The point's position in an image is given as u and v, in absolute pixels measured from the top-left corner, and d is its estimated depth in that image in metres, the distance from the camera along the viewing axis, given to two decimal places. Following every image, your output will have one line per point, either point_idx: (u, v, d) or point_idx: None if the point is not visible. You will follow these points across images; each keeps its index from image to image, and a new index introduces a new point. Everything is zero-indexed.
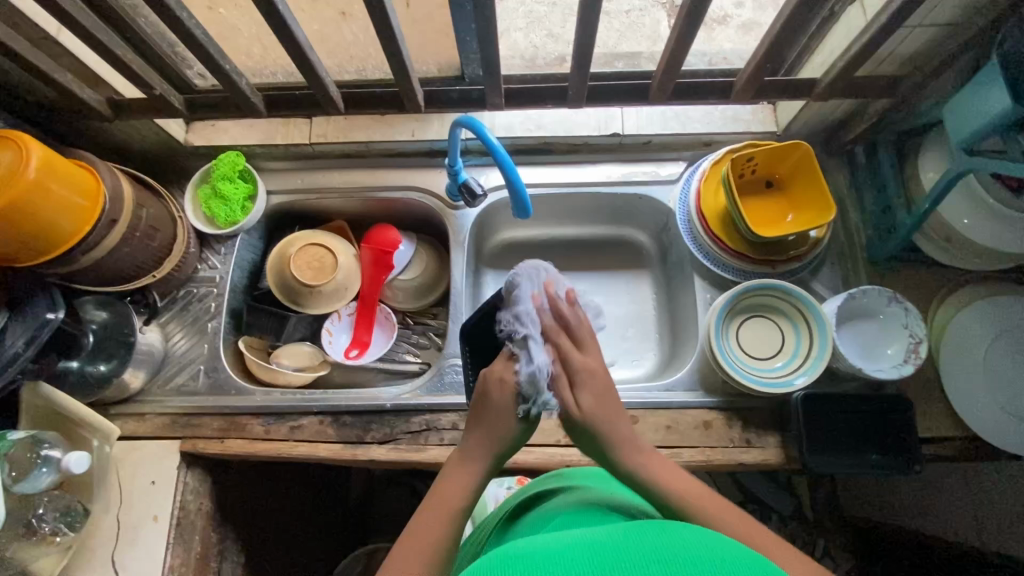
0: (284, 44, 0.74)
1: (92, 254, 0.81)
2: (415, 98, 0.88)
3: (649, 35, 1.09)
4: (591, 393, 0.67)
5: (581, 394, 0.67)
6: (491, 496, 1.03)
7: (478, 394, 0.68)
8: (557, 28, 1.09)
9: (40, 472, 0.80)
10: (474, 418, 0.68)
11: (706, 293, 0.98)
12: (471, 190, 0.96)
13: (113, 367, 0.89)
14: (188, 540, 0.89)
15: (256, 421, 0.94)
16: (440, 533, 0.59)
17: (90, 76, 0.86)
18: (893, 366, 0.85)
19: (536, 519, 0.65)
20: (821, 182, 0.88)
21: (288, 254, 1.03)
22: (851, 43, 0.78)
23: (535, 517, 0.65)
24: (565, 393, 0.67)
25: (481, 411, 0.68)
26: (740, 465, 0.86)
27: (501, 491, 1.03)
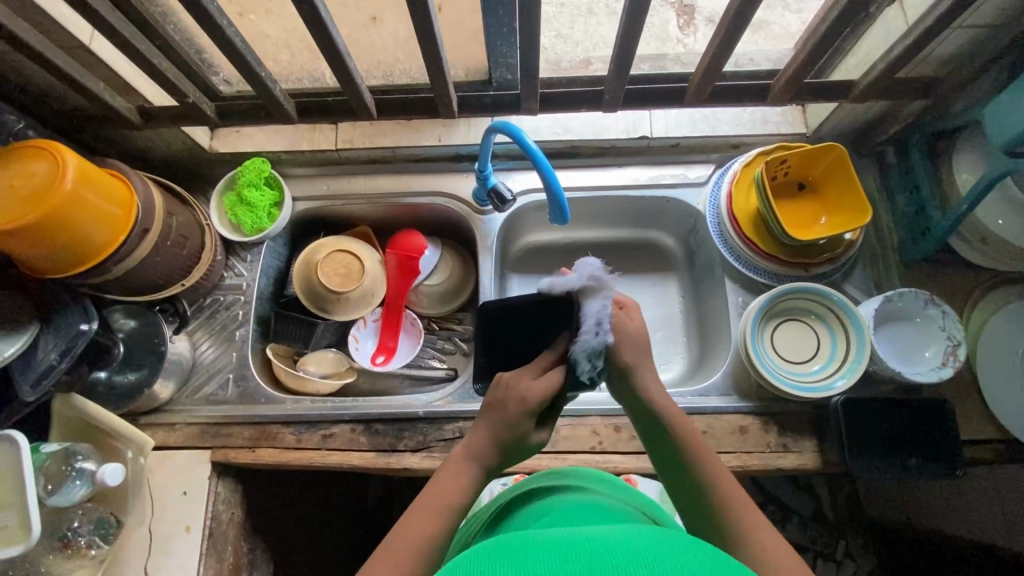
0: (323, 50, 0.73)
1: (125, 264, 0.80)
2: (450, 104, 0.87)
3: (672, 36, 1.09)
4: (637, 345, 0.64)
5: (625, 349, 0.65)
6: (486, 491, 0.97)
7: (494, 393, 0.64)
8: (566, 29, 1.10)
9: (74, 484, 0.79)
10: (484, 415, 0.64)
11: (737, 296, 0.98)
12: (500, 195, 0.95)
13: (142, 376, 0.88)
14: (220, 551, 0.88)
15: (287, 430, 0.93)
16: (432, 531, 0.57)
17: (120, 84, 0.85)
18: (931, 369, 0.84)
19: (535, 511, 0.62)
20: (856, 184, 0.87)
21: (315, 260, 1.03)
22: (891, 44, 0.78)
23: (534, 510, 0.62)
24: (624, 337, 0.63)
25: (494, 411, 0.63)
26: (778, 470, 0.86)
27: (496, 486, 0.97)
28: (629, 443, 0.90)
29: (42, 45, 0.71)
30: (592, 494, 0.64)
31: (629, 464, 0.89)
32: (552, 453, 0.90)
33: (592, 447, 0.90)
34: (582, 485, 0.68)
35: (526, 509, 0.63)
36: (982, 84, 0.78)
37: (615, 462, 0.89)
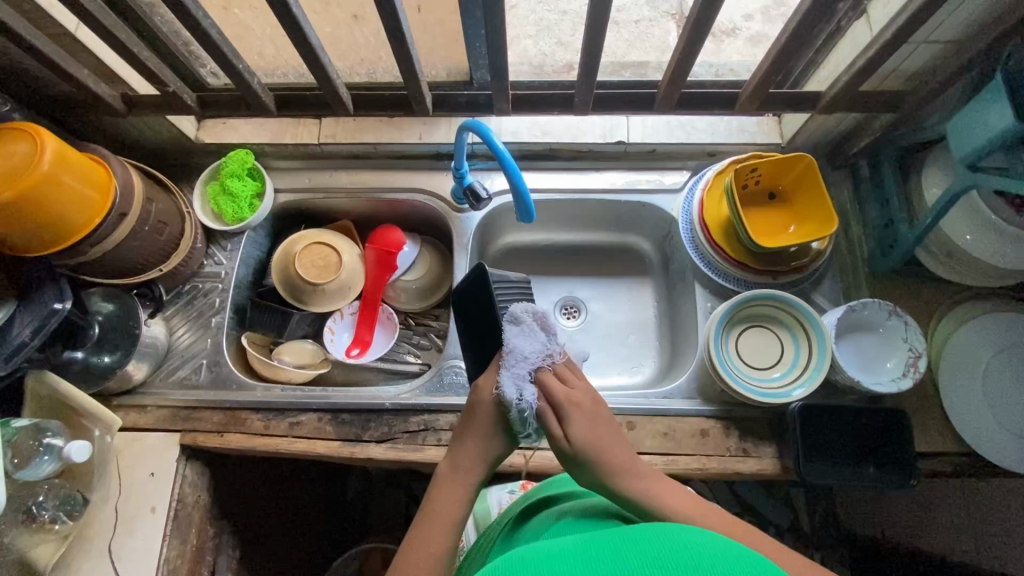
0: (298, 46, 0.75)
1: (102, 247, 0.83)
2: (424, 101, 0.89)
3: (658, 45, 1.10)
4: (582, 427, 0.64)
5: (572, 427, 0.64)
6: (494, 500, 0.93)
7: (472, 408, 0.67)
8: (567, 37, 1.11)
9: (43, 460, 0.81)
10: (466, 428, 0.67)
11: (707, 302, 0.99)
12: (475, 193, 0.97)
13: (117, 358, 0.90)
14: (184, 532, 0.90)
15: (255, 416, 0.94)
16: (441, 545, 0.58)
17: (105, 73, 0.87)
18: (892, 379, 0.85)
19: (542, 523, 0.63)
20: (823, 195, 0.89)
21: (293, 251, 1.05)
22: (856, 57, 0.79)
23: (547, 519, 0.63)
24: (554, 424, 0.65)
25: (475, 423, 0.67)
26: (736, 474, 0.86)
27: (506, 494, 0.93)
28: None
29: (27, 30, 0.74)
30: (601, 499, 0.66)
31: None
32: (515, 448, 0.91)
33: None
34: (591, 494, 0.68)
35: (535, 521, 0.64)
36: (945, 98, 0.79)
37: None
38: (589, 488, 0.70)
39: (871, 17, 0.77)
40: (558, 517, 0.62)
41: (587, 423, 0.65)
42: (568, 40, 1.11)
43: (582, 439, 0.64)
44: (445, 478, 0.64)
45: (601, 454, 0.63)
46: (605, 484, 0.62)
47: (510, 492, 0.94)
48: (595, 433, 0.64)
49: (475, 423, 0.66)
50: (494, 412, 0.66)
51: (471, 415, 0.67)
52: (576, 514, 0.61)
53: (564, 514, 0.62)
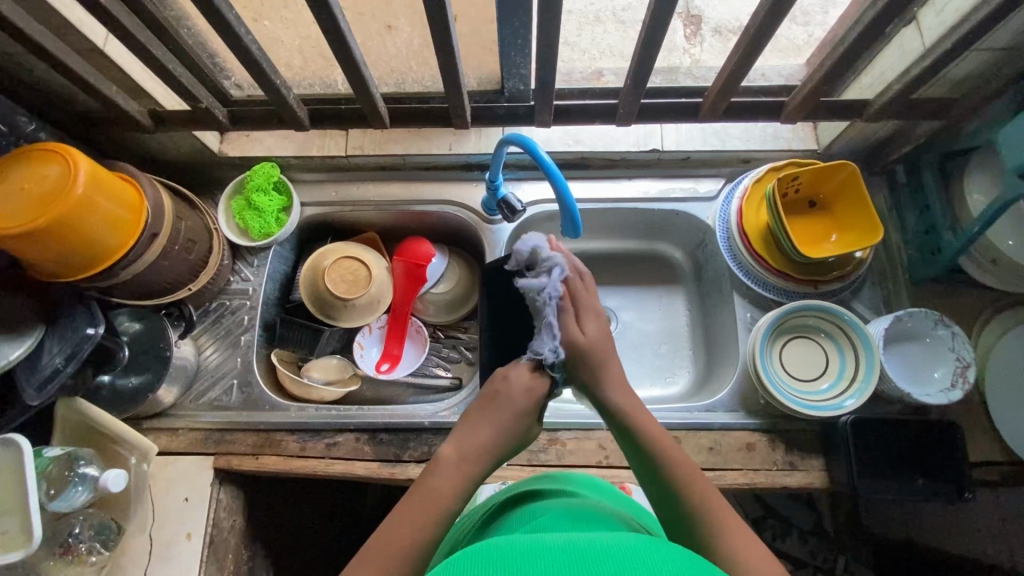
0: (341, 61, 0.74)
1: (133, 269, 0.80)
2: (463, 114, 0.87)
3: (666, 45, 1.08)
4: (596, 325, 0.68)
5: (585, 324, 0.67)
6: None
7: (488, 390, 0.66)
8: (573, 36, 1.09)
9: (75, 489, 0.78)
10: (478, 411, 0.65)
11: (747, 312, 0.97)
12: (510, 205, 0.95)
13: (146, 380, 0.88)
14: (221, 558, 0.88)
15: (291, 438, 0.92)
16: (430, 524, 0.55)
17: (132, 88, 0.85)
18: (940, 391, 0.84)
19: (520, 515, 0.60)
20: (868, 202, 0.87)
21: (322, 266, 1.02)
22: (907, 65, 0.78)
23: (526, 512, 0.61)
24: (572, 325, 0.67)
25: (489, 406, 0.65)
26: (785, 488, 0.85)
27: None
28: None
29: (58, 48, 0.71)
30: (581, 500, 0.63)
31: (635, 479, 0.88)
32: (558, 466, 0.89)
33: (599, 461, 0.90)
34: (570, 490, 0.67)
35: (511, 515, 0.62)
36: (996, 106, 0.78)
37: (620, 477, 0.88)
38: (569, 487, 0.68)
39: (922, 24, 0.76)
40: (542, 510, 0.60)
41: (598, 326, 0.68)
42: (572, 39, 1.09)
43: (594, 337, 0.67)
44: (445, 458, 0.61)
45: (605, 387, 0.67)
46: (600, 398, 0.68)
47: None
48: (606, 341, 0.68)
49: (493, 401, 0.65)
50: (521, 402, 0.65)
51: (494, 397, 0.65)
52: (558, 509, 0.59)
53: (539, 509, 0.60)
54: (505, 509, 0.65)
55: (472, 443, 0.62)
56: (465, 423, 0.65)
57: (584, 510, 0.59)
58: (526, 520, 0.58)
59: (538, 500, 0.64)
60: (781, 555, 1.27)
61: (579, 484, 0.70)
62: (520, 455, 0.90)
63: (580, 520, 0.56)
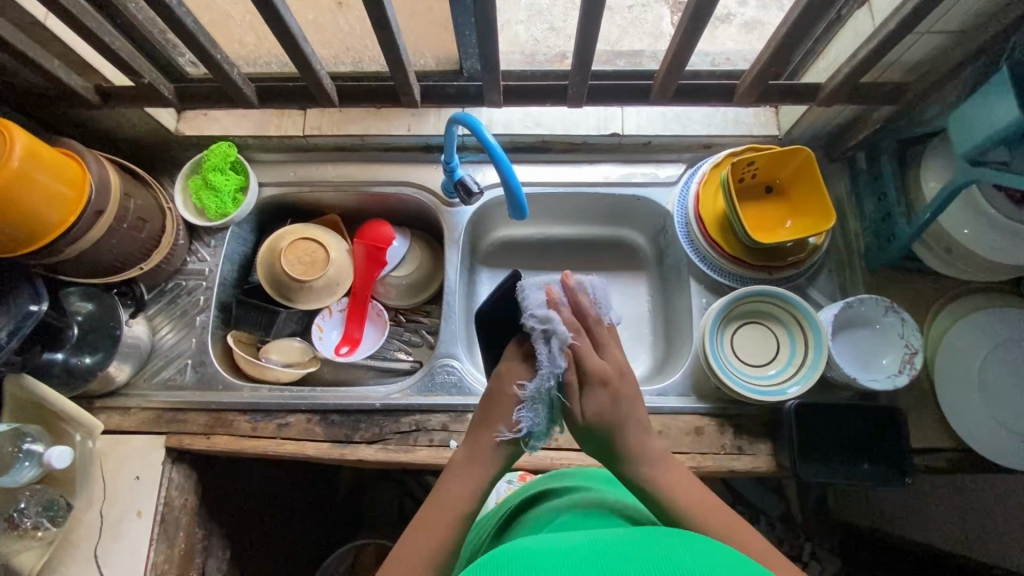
0: (279, 37, 0.72)
1: (77, 246, 0.80)
2: (411, 92, 0.85)
3: (652, 32, 1.06)
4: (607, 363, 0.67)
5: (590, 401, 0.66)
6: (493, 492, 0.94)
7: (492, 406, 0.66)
8: (559, 22, 1.06)
9: (22, 466, 0.79)
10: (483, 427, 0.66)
11: (701, 298, 0.97)
12: (467, 188, 0.93)
13: (98, 359, 0.87)
14: (172, 536, 0.88)
15: (243, 418, 0.92)
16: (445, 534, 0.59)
17: (77, 63, 0.84)
18: (887, 376, 0.85)
19: (537, 520, 0.62)
20: (821, 188, 0.87)
21: (278, 248, 1.02)
22: (857, 48, 0.77)
23: (537, 518, 0.63)
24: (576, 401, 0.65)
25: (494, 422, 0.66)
26: (731, 472, 0.86)
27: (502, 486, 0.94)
28: None
29: None
30: (593, 496, 0.64)
31: (584, 461, 0.88)
32: None
33: (549, 444, 0.90)
34: (583, 486, 0.68)
35: (523, 521, 0.64)
36: (946, 92, 0.78)
37: (570, 460, 0.89)
38: (580, 483, 0.69)
39: (873, 7, 0.75)
40: (554, 514, 0.61)
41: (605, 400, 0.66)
42: (559, 25, 1.06)
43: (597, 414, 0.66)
44: (456, 476, 0.64)
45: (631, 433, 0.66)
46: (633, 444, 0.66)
47: (508, 482, 0.94)
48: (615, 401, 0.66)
49: (491, 420, 0.66)
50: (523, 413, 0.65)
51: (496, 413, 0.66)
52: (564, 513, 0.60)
53: (553, 511, 0.62)
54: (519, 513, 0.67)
55: (473, 463, 0.65)
56: (469, 439, 0.67)
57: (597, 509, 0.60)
58: (536, 527, 0.60)
59: (552, 501, 0.66)
60: None
61: (593, 480, 0.71)
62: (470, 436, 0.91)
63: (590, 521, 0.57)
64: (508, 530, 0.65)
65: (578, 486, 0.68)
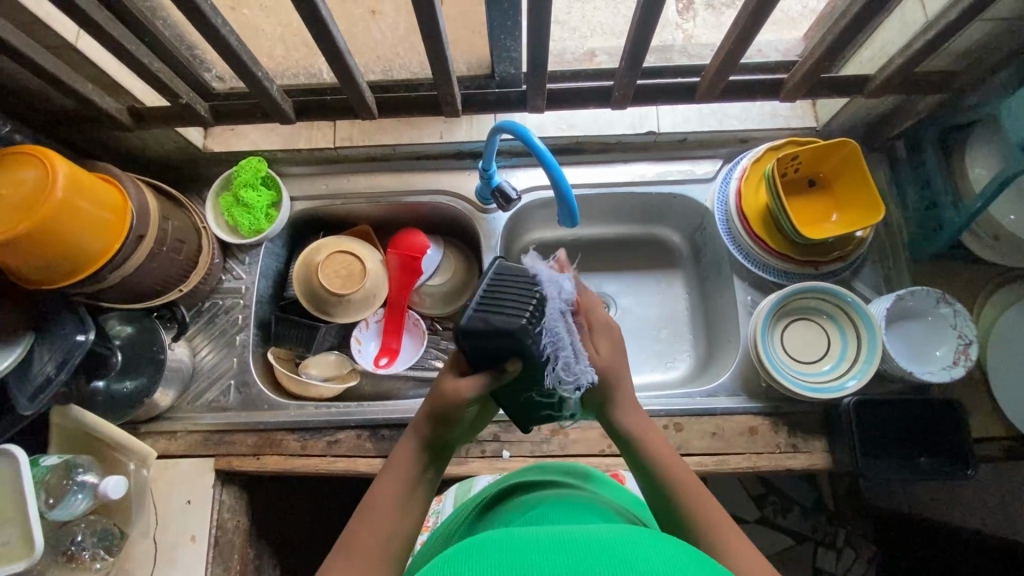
0: (323, 50, 0.71)
1: (121, 272, 0.78)
2: (453, 101, 0.84)
3: None
4: (608, 342, 0.63)
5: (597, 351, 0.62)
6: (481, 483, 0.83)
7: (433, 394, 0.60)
8: (562, 14, 1.02)
9: (75, 497, 0.77)
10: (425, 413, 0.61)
11: (746, 294, 0.96)
12: (504, 194, 0.92)
13: (143, 384, 0.86)
14: (228, 559, 0.87)
15: (291, 437, 0.91)
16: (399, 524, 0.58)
17: (108, 84, 0.82)
18: (942, 368, 0.84)
19: (516, 509, 0.60)
20: (868, 181, 0.86)
21: (314, 262, 1.00)
22: (909, 38, 0.76)
23: (516, 508, 0.60)
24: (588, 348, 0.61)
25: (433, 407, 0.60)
26: (788, 470, 0.85)
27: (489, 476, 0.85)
28: None
29: (27, 46, 0.69)
30: (576, 492, 0.63)
31: None
32: (561, 457, 0.89)
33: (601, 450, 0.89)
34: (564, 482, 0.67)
35: (504, 508, 0.62)
36: (998, 79, 0.77)
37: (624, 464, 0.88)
38: (565, 479, 0.68)
39: None
40: (535, 503, 0.60)
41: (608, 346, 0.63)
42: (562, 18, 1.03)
43: (607, 361, 0.62)
44: (389, 480, 0.60)
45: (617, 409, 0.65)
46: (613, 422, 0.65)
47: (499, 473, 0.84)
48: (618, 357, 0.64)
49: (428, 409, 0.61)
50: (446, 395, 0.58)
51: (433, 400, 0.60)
52: (552, 501, 0.59)
53: (535, 501, 0.60)
54: (500, 500, 0.65)
55: (399, 463, 0.61)
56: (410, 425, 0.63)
57: (579, 501, 0.60)
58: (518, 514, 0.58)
59: (530, 491, 0.64)
60: (781, 531, 1.26)
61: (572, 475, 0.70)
62: (522, 446, 0.90)
63: (570, 513, 0.56)
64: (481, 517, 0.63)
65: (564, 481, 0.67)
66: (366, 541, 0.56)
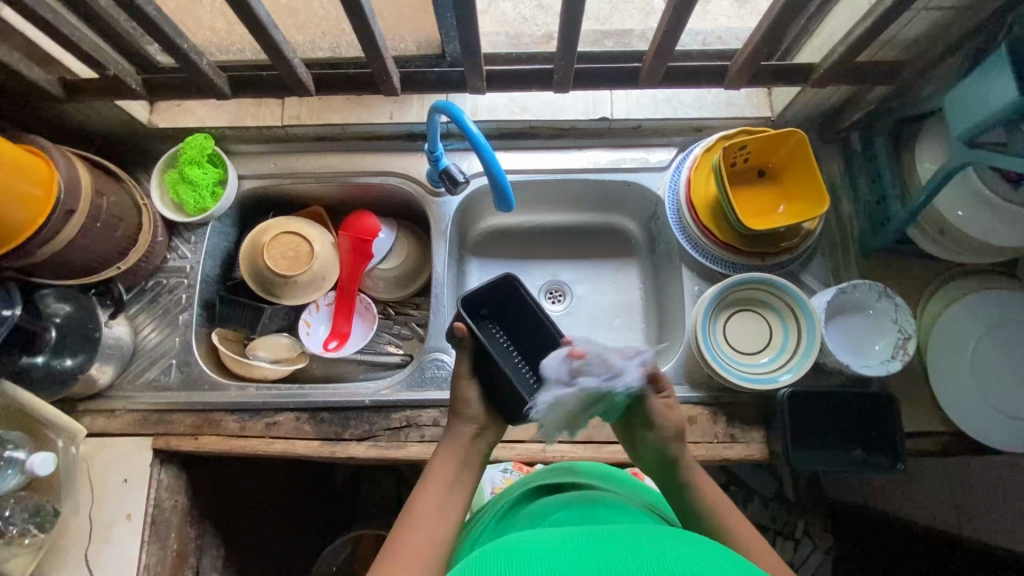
0: (247, 24, 0.69)
1: (49, 249, 0.77)
2: (390, 80, 0.82)
3: (642, 7, 0.98)
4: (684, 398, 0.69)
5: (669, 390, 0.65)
6: (488, 481, 0.93)
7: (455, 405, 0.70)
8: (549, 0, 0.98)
9: (5, 474, 0.78)
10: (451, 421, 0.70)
11: (694, 285, 0.96)
12: (451, 176, 0.90)
13: (79, 362, 0.85)
14: (163, 538, 0.87)
15: (230, 417, 0.91)
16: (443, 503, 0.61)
17: (37, 54, 0.80)
18: (880, 362, 0.84)
19: (541, 509, 0.61)
20: (815, 173, 0.85)
21: (261, 242, 0.99)
22: (852, 26, 0.75)
23: (538, 510, 0.61)
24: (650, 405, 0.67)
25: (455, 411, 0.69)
26: (724, 460, 0.86)
27: (498, 475, 0.94)
28: (577, 434, 0.89)
29: None
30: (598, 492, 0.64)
31: (577, 453, 0.88)
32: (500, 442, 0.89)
33: (540, 436, 0.89)
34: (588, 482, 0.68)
35: (528, 508, 0.63)
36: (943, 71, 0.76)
37: (563, 451, 0.88)
38: (584, 480, 0.69)
39: None
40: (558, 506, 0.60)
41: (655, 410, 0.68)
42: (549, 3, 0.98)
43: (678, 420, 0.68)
44: (433, 475, 0.64)
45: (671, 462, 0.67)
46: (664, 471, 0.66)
47: (504, 470, 0.94)
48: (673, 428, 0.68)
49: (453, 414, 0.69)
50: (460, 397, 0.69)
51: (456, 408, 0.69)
52: (574, 502, 0.60)
53: (559, 504, 0.61)
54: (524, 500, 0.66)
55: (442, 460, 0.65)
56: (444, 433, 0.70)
57: (599, 501, 0.60)
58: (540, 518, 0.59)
59: (554, 497, 0.64)
60: None
61: (596, 476, 0.71)
62: None
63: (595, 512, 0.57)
64: (511, 515, 0.63)
65: (589, 483, 0.68)
66: (424, 521, 0.58)
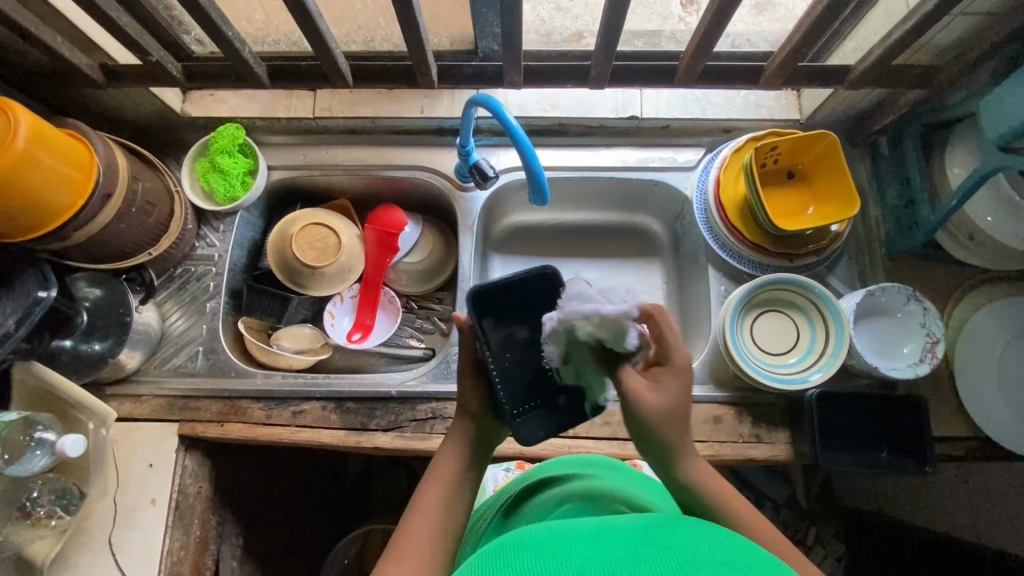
0: (294, 14, 0.70)
1: (86, 231, 0.78)
2: (428, 72, 0.83)
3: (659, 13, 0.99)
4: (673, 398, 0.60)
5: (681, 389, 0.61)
6: (490, 478, 0.93)
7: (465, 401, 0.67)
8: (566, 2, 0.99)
9: (34, 454, 0.77)
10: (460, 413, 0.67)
11: (720, 285, 0.96)
12: (482, 171, 0.90)
13: (108, 346, 0.86)
14: (187, 524, 0.87)
15: (256, 406, 0.91)
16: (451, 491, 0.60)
17: (80, 39, 0.81)
18: (908, 365, 0.84)
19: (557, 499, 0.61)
20: (846, 175, 0.86)
21: (289, 233, 1.00)
22: (889, 30, 0.76)
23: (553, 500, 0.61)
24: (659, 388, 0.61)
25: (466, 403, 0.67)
26: (750, 460, 0.86)
27: (501, 474, 0.94)
28: (602, 431, 0.89)
29: None
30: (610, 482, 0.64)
31: (602, 449, 0.88)
32: (524, 437, 0.89)
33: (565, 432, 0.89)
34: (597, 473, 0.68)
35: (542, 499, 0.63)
36: (978, 76, 0.76)
37: (588, 447, 0.88)
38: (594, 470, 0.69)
39: None
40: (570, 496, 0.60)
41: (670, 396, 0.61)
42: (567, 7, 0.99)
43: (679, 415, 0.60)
44: (441, 467, 0.63)
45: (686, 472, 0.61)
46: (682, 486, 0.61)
47: (506, 469, 0.94)
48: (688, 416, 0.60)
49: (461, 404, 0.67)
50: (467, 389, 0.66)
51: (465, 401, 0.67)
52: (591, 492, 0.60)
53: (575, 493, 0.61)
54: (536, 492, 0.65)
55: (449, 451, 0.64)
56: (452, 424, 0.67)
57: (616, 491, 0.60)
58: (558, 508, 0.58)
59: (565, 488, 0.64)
60: None
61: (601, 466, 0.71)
62: None
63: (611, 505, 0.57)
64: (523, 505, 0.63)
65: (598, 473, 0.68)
66: (432, 508, 0.58)
